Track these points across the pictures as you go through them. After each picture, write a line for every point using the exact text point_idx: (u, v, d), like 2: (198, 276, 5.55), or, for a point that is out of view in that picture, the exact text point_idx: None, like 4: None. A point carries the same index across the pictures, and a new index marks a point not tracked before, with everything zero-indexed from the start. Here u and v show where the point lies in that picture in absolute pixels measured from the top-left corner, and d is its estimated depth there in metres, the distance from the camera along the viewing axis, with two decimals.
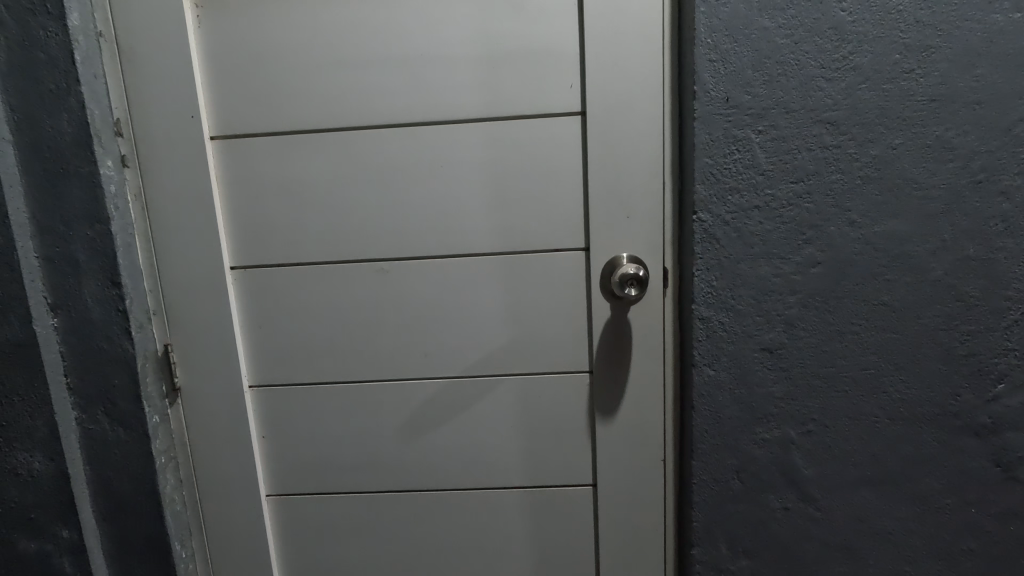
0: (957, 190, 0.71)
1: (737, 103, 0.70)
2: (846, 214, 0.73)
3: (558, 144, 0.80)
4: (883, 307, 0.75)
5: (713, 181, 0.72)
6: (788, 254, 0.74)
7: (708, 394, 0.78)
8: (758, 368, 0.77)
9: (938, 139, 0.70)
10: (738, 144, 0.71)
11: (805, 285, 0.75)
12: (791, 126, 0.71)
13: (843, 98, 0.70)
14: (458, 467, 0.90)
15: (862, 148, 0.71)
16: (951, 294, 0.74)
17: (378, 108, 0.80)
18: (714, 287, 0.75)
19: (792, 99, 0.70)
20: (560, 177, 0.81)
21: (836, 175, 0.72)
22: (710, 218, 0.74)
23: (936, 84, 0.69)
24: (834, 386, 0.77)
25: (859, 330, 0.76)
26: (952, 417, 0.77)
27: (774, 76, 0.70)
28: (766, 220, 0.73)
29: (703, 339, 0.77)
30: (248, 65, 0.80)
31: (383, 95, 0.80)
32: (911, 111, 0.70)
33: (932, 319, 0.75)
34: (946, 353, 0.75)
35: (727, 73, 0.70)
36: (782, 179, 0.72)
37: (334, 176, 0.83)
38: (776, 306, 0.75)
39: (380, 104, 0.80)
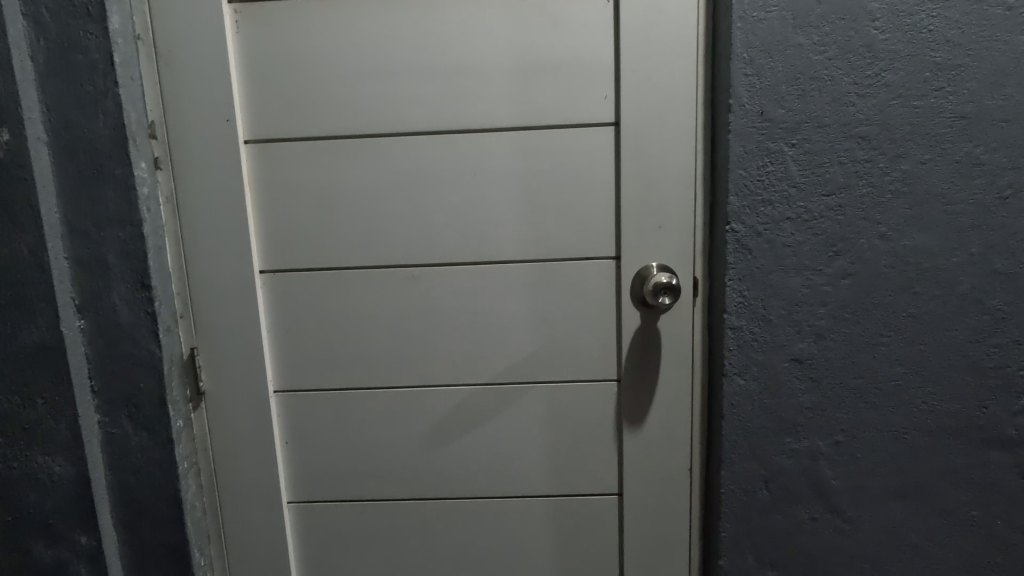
0: (985, 205, 0.72)
1: (772, 117, 0.72)
2: (877, 228, 0.74)
3: (590, 156, 0.81)
4: (911, 319, 0.76)
5: (746, 192, 0.74)
6: (819, 265, 0.75)
7: (738, 403, 0.79)
8: (788, 378, 0.78)
9: (967, 155, 0.71)
10: (771, 157, 0.73)
11: (835, 296, 0.76)
12: (823, 141, 0.72)
13: (875, 114, 0.71)
14: (483, 476, 0.90)
15: (893, 163, 0.72)
16: (979, 307, 0.75)
17: (413, 115, 0.81)
18: (745, 297, 0.76)
19: (825, 114, 0.72)
20: (593, 188, 0.82)
21: (866, 189, 0.73)
22: (742, 228, 0.75)
23: (965, 102, 0.70)
24: (862, 397, 0.78)
25: (888, 342, 0.76)
26: (978, 429, 0.78)
27: (807, 91, 0.71)
28: (798, 231, 0.74)
29: (734, 348, 0.78)
30: (285, 71, 0.81)
31: (418, 104, 0.81)
32: (941, 127, 0.71)
33: (961, 332, 0.76)
34: (973, 365, 0.76)
35: (762, 87, 0.71)
36: (815, 192, 0.73)
37: (367, 182, 0.83)
38: (807, 317, 0.76)
39: (414, 113, 0.81)
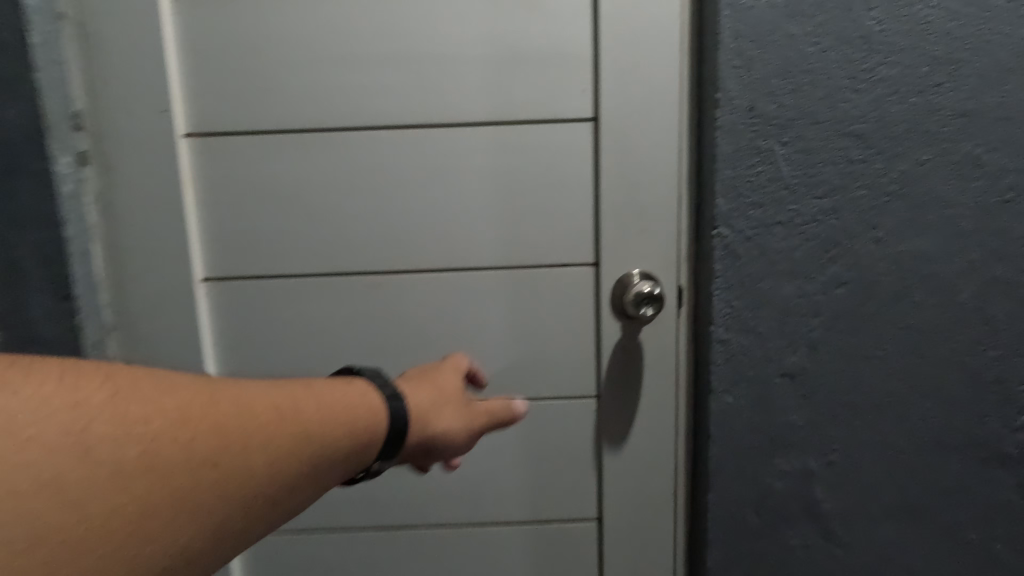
0: (985, 209, 0.68)
1: (762, 112, 0.67)
2: (873, 233, 0.69)
3: (569, 153, 0.75)
4: (908, 330, 0.71)
5: (735, 194, 0.68)
6: (812, 273, 0.70)
7: (725, 421, 0.73)
8: (779, 393, 0.73)
9: (967, 155, 0.67)
10: (761, 156, 0.67)
11: (830, 306, 0.70)
12: (817, 139, 0.67)
13: (871, 110, 0.66)
14: (453, 501, 0.82)
15: (890, 163, 0.67)
16: (979, 316, 0.70)
17: (374, 108, 0.74)
18: (733, 308, 0.71)
19: (818, 110, 0.66)
20: (571, 188, 0.75)
21: (862, 192, 0.68)
22: (731, 233, 0.69)
23: (965, 99, 0.66)
24: (858, 414, 0.73)
25: (885, 355, 0.71)
26: (978, 446, 0.73)
27: (800, 85, 0.66)
28: (790, 236, 0.69)
29: (722, 362, 0.72)
30: (230, 57, 0.73)
31: (380, 95, 0.73)
32: (940, 125, 0.67)
33: (960, 343, 0.71)
34: (973, 378, 0.72)
35: (751, 80, 0.66)
36: (807, 194, 0.68)
37: (323, 181, 0.75)
38: (799, 328, 0.71)
39: (375, 105, 0.74)
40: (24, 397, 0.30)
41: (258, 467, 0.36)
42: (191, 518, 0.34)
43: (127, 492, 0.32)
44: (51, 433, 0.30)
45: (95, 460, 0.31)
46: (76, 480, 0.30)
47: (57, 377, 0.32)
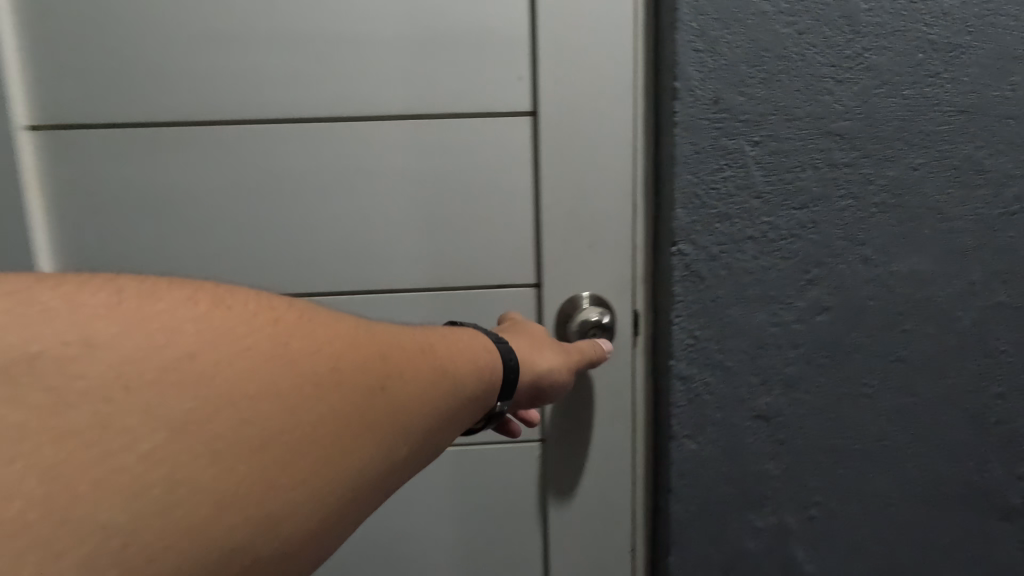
0: (988, 222, 0.58)
1: (729, 106, 0.55)
2: (859, 250, 0.58)
3: (505, 154, 0.62)
4: (900, 364, 0.60)
5: (697, 203, 0.57)
6: (789, 298, 0.59)
7: (690, 472, 0.62)
8: (752, 439, 0.62)
9: (967, 159, 0.57)
10: (729, 159, 0.56)
11: (810, 337, 0.60)
12: (794, 138, 0.56)
13: (857, 105, 0.56)
14: (372, 568, 0.69)
15: (879, 167, 0.57)
16: (981, 347, 0.60)
17: (263, 95, 0.60)
18: (697, 339, 0.60)
19: (795, 104, 0.56)
20: (508, 195, 0.63)
21: (846, 202, 0.57)
22: (692, 249, 0.58)
23: (965, 93, 0.56)
24: (842, 461, 0.62)
25: (872, 392, 0.61)
26: (979, 496, 0.63)
27: (774, 73, 0.55)
28: (763, 254, 0.58)
29: (683, 402, 0.61)
30: (76, 29, 0.57)
31: (271, 79, 0.60)
32: (937, 123, 0.56)
33: (959, 378, 0.61)
34: (974, 418, 0.62)
35: (716, 67, 0.55)
36: (783, 204, 0.57)
37: (203, 186, 0.61)
38: (774, 362, 0.60)
39: (265, 92, 0.60)
40: (106, 297, 0.25)
41: (417, 386, 0.33)
42: (308, 448, 0.27)
43: (247, 434, 0.25)
44: (148, 330, 0.25)
45: (163, 354, 0.24)
46: (244, 396, 0.26)
47: (163, 294, 0.27)
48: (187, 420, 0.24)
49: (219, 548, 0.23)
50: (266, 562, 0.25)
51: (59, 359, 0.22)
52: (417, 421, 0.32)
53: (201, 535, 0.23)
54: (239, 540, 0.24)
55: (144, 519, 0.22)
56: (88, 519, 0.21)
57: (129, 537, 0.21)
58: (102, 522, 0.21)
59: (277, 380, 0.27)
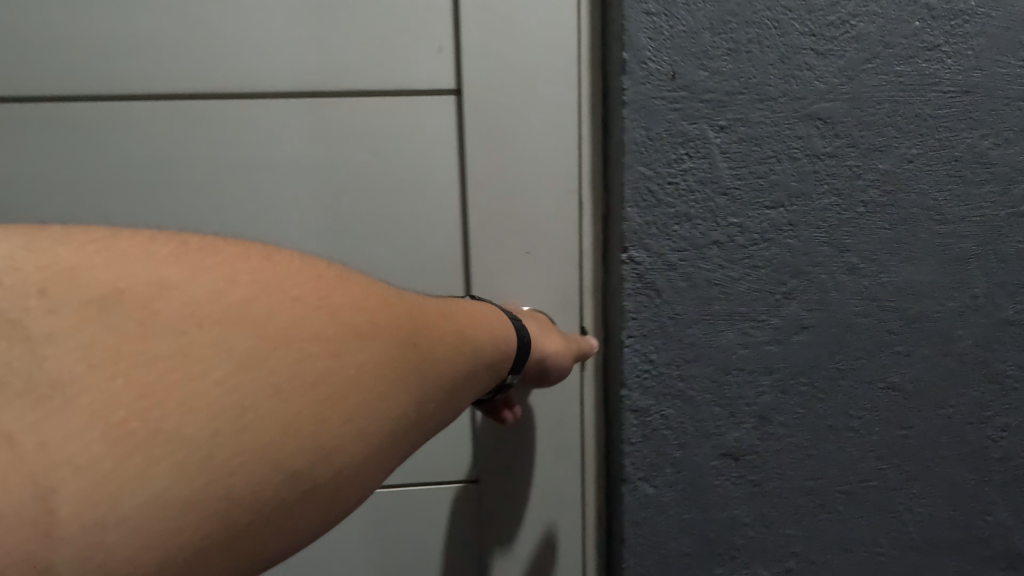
0: (993, 225, 0.49)
1: (689, 82, 0.46)
2: (844, 257, 0.49)
3: (425, 142, 0.52)
4: (891, 392, 0.51)
5: (652, 201, 0.47)
6: (761, 314, 0.49)
7: (645, 520, 0.52)
8: (718, 481, 0.52)
9: (970, 149, 0.48)
10: (689, 147, 0.46)
11: (786, 361, 0.50)
12: (767, 122, 0.46)
13: (841, 83, 0.46)
14: None
15: (867, 159, 0.47)
16: (983, 372, 0.51)
17: (120, 65, 0.48)
18: (653, 364, 0.50)
19: (768, 81, 0.46)
20: (430, 191, 0.52)
21: (829, 200, 0.48)
22: (647, 257, 0.48)
23: (968, 69, 0.46)
24: (824, 505, 0.53)
25: (859, 425, 0.52)
26: (980, 544, 0.54)
27: (742, 43, 0.45)
28: (730, 262, 0.48)
29: (638, 439, 0.51)
30: None
31: (129, 44, 0.48)
32: (936, 106, 0.47)
33: (958, 407, 0.52)
34: (975, 454, 0.53)
35: (673, 34, 0.45)
36: (754, 202, 0.48)
37: (49, 179, 0.50)
38: (744, 391, 0.50)
39: (123, 61, 0.48)
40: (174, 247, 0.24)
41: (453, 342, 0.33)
42: (357, 388, 0.26)
43: (314, 359, 0.25)
44: (210, 267, 0.24)
45: (226, 287, 0.24)
46: (300, 327, 0.25)
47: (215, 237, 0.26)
48: (254, 351, 0.23)
49: (292, 468, 0.23)
50: (327, 489, 0.25)
51: (147, 301, 0.22)
52: (458, 373, 0.33)
53: (275, 454, 0.23)
54: (306, 465, 0.24)
55: (228, 436, 0.22)
56: (169, 432, 0.21)
57: (212, 450, 0.21)
58: (190, 433, 0.21)
59: (334, 322, 0.26)
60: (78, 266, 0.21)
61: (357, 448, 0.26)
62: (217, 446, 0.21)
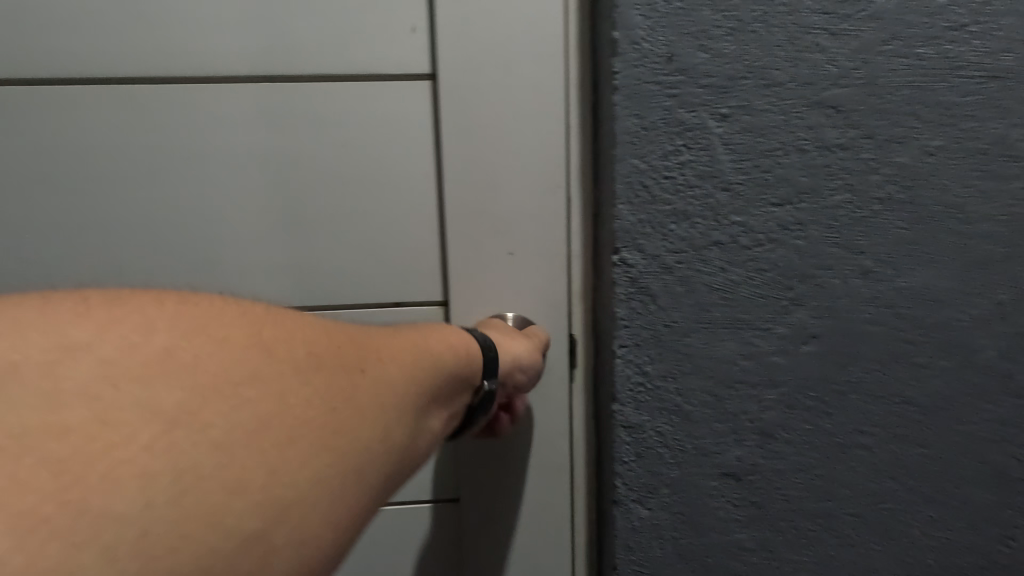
0: (1022, 224, 0.44)
1: (687, 65, 0.41)
2: (858, 260, 0.44)
3: (396, 132, 0.47)
4: (907, 407, 0.47)
5: (646, 197, 0.43)
6: (766, 322, 0.45)
7: (638, 545, 0.48)
8: (718, 503, 0.48)
9: (998, 141, 0.43)
10: (687, 137, 0.42)
11: (793, 373, 0.46)
12: (774, 109, 0.42)
13: (856, 66, 0.42)
14: None
15: (884, 151, 0.43)
16: (1008, 386, 0.47)
17: (57, 41, 0.44)
18: (647, 376, 0.45)
19: (775, 64, 0.41)
20: (404, 187, 0.48)
21: (842, 196, 0.43)
22: (641, 259, 0.44)
23: (997, 52, 0.42)
24: (833, 529, 0.49)
25: (872, 443, 0.47)
26: (1001, 571, 0.50)
27: (747, 22, 0.41)
28: (732, 265, 0.44)
29: (631, 458, 0.47)
30: None
31: (68, 19, 0.44)
32: (961, 93, 0.42)
33: (979, 424, 0.48)
34: (998, 475, 0.48)
35: (669, 11, 0.41)
36: (759, 199, 0.43)
37: None
38: (747, 406, 0.46)
39: (61, 37, 0.44)
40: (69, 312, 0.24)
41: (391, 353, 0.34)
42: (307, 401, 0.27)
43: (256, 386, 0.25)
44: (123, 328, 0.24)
45: (151, 349, 0.24)
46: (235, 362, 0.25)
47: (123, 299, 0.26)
48: (180, 411, 0.23)
49: (237, 534, 0.22)
50: (281, 548, 0.24)
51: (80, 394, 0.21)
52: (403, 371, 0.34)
53: (218, 517, 0.22)
54: (251, 526, 0.23)
55: (163, 506, 0.21)
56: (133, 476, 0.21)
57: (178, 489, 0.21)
58: (116, 517, 0.20)
59: (268, 370, 0.26)
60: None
61: (307, 500, 0.25)
62: (153, 514, 0.20)
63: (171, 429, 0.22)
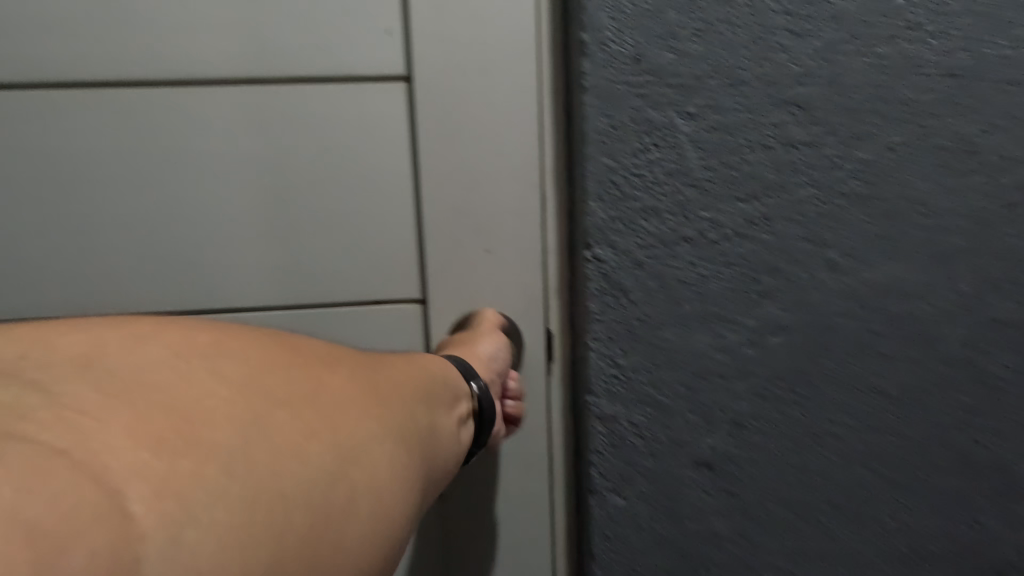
0: (982, 218, 0.46)
1: (654, 66, 0.42)
2: (824, 254, 0.46)
3: (372, 132, 0.48)
4: (874, 396, 0.48)
5: (616, 194, 0.44)
6: (736, 315, 0.46)
7: (616, 534, 0.49)
8: (692, 492, 0.49)
9: (957, 137, 0.44)
10: (655, 135, 0.43)
11: (763, 365, 0.47)
12: (740, 108, 0.43)
13: (818, 65, 0.43)
14: None
15: (847, 148, 0.44)
16: (972, 374, 0.48)
17: (35, 45, 0.44)
18: (621, 369, 0.47)
19: (740, 64, 0.43)
20: (380, 187, 0.49)
21: (807, 192, 0.45)
22: (612, 255, 0.45)
23: (954, 51, 0.43)
24: (806, 516, 0.50)
25: (841, 432, 0.49)
26: (969, 554, 0.52)
27: (711, 23, 0.42)
28: (702, 259, 0.45)
29: (607, 449, 0.48)
30: None
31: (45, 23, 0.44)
32: (920, 90, 0.44)
33: (946, 412, 0.49)
34: (964, 461, 0.50)
35: (636, 13, 0.42)
36: (727, 196, 0.44)
37: None
38: (719, 397, 0.47)
39: (38, 41, 0.44)
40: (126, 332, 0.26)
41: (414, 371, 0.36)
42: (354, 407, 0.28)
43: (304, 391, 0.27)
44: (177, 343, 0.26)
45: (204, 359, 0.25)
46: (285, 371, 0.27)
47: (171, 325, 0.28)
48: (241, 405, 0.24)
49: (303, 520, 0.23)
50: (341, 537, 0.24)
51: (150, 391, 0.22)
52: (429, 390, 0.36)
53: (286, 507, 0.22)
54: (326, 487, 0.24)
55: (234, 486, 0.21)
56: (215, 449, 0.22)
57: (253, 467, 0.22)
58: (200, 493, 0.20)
59: (311, 378, 0.28)
60: (70, 359, 0.23)
61: (374, 451, 0.27)
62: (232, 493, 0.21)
63: (245, 389, 0.25)
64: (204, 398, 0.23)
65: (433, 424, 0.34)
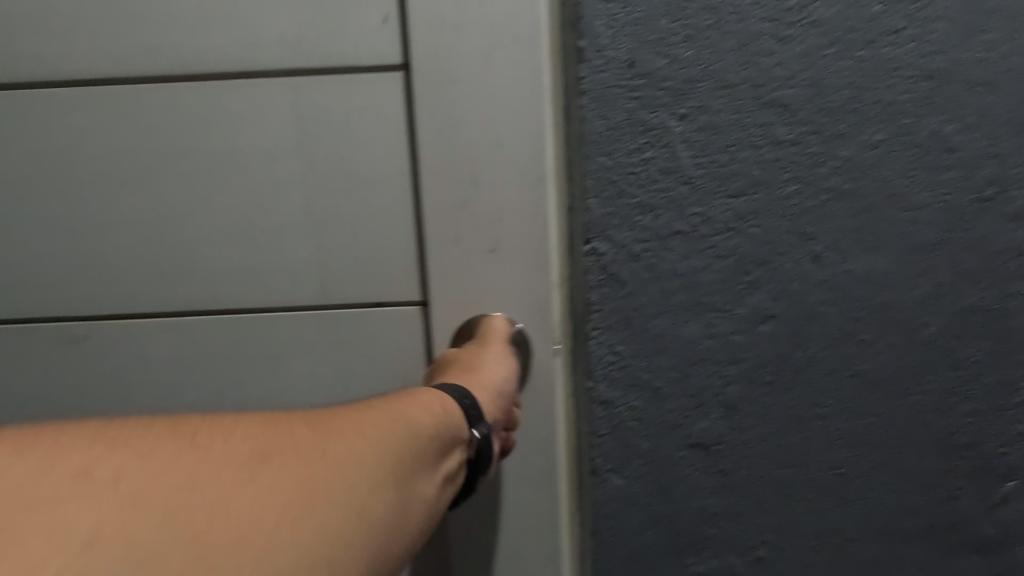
0: (957, 211, 0.49)
1: (648, 70, 0.45)
2: (809, 246, 0.48)
3: (376, 133, 0.51)
4: (857, 379, 0.51)
5: (613, 191, 0.47)
6: (726, 305, 0.49)
7: (614, 512, 0.52)
8: (687, 472, 0.52)
9: (933, 135, 0.47)
10: (649, 136, 0.46)
11: (752, 351, 0.50)
12: (729, 109, 0.46)
13: (802, 68, 0.46)
14: None
15: (830, 146, 0.47)
16: (949, 359, 0.51)
17: (81, 58, 0.51)
18: (619, 356, 0.49)
19: (728, 68, 0.45)
20: (382, 189, 0.52)
21: (792, 187, 0.47)
22: (610, 248, 0.48)
23: (930, 54, 0.46)
24: (794, 494, 0.53)
25: (826, 414, 0.52)
26: (948, 529, 0.55)
27: (701, 29, 0.45)
28: (694, 251, 0.48)
29: (606, 431, 0.51)
30: None
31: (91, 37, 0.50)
32: (897, 91, 0.46)
33: (925, 395, 0.52)
34: (942, 441, 0.53)
35: (631, 20, 0.44)
36: (717, 192, 0.47)
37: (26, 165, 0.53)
38: (711, 382, 0.50)
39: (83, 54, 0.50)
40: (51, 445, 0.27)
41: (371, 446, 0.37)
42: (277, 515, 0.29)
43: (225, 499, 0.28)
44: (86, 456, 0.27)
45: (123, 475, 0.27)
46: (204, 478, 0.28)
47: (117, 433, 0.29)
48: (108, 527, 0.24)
49: None
50: None
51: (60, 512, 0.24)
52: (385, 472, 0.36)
53: None
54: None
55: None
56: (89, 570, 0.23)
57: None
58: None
59: (237, 478, 0.29)
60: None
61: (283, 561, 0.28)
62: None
63: (140, 503, 0.26)
64: (91, 517, 0.24)
65: (382, 502, 0.35)
